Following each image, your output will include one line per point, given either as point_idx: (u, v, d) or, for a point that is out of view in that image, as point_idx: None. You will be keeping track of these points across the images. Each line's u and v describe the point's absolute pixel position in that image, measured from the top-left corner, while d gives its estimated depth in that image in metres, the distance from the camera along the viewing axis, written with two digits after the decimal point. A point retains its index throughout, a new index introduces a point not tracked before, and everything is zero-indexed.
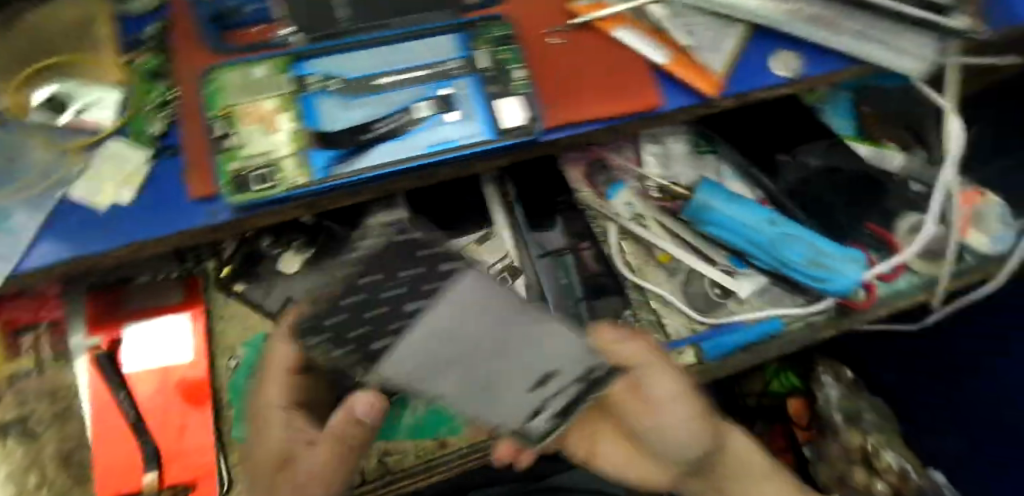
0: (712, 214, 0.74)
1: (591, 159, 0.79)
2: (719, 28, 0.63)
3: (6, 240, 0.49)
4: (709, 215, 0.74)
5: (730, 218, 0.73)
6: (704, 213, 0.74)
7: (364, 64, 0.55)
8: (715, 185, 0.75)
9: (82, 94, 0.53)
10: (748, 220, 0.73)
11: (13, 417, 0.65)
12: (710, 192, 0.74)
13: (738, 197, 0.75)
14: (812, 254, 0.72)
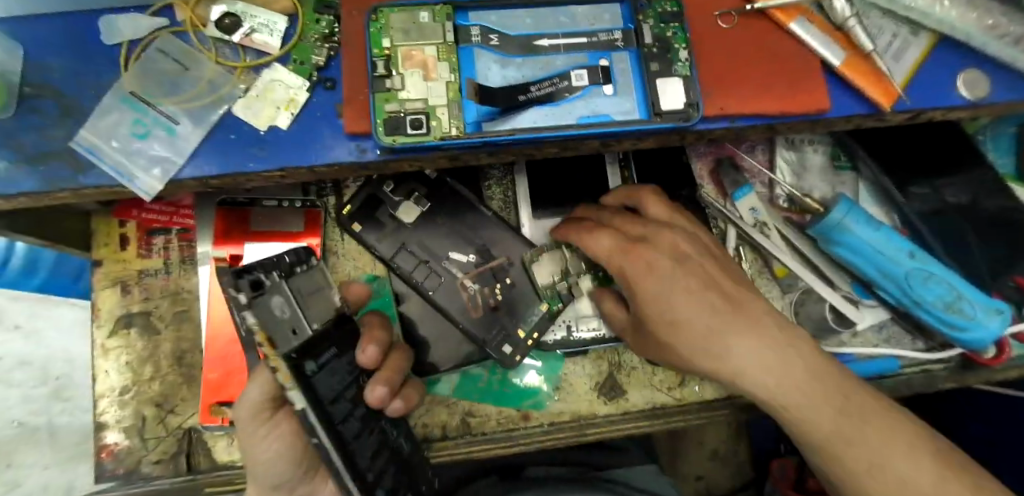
0: (848, 237, 0.68)
1: (722, 155, 0.76)
2: (905, 36, 0.57)
3: (172, 147, 0.52)
4: (844, 236, 0.68)
5: (866, 244, 0.67)
6: (838, 233, 0.68)
7: (526, 22, 0.54)
8: (854, 205, 0.69)
9: (251, 15, 0.54)
10: (885, 249, 0.67)
11: (137, 310, 0.70)
12: (849, 211, 0.67)
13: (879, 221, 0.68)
14: (951, 298, 0.66)
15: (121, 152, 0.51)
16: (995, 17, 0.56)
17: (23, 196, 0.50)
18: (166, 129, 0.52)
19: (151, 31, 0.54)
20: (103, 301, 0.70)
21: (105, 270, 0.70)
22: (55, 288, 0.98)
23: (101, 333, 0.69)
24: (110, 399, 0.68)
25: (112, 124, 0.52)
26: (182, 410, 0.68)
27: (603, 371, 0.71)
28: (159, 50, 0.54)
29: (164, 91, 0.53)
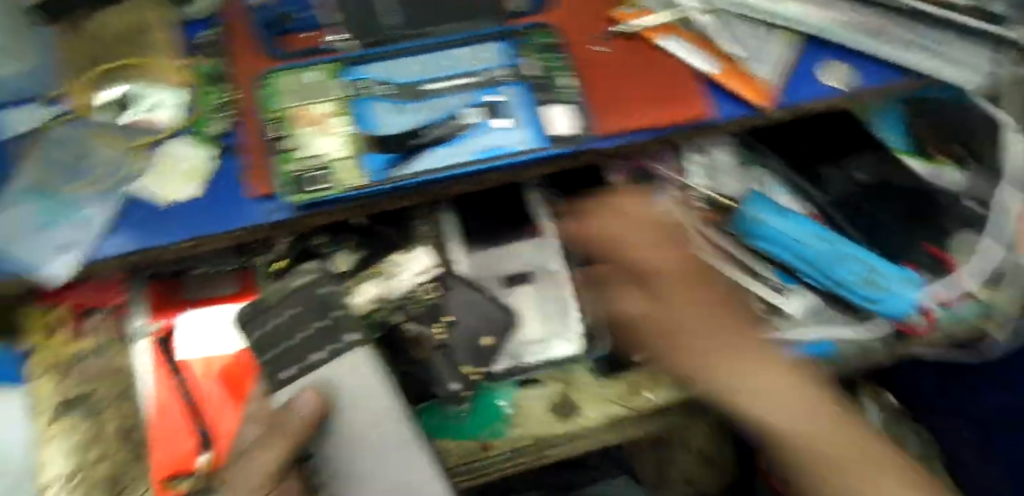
0: (763, 228, 0.74)
1: (633, 166, 0.76)
2: (767, 38, 0.63)
3: (77, 230, 0.51)
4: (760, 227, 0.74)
5: (780, 232, 0.73)
6: (754, 226, 0.74)
7: (412, 69, 0.57)
8: (763, 198, 0.76)
9: (147, 96, 0.57)
10: (797, 234, 0.72)
11: (75, 394, 0.69)
12: (757, 205, 0.75)
13: (790, 212, 0.75)
14: (866, 273, 0.69)
15: (29, 244, 0.51)
16: (847, 13, 0.64)
17: None
18: (70, 215, 0.52)
19: (50, 121, 0.56)
20: (41, 390, 0.69)
21: (38, 358, 0.70)
22: None
23: (40, 422, 0.68)
24: (58, 487, 0.66)
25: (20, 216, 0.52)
26: (134, 489, 0.67)
27: (557, 392, 0.71)
28: (58, 140, 0.55)
29: (65, 179, 0.54)
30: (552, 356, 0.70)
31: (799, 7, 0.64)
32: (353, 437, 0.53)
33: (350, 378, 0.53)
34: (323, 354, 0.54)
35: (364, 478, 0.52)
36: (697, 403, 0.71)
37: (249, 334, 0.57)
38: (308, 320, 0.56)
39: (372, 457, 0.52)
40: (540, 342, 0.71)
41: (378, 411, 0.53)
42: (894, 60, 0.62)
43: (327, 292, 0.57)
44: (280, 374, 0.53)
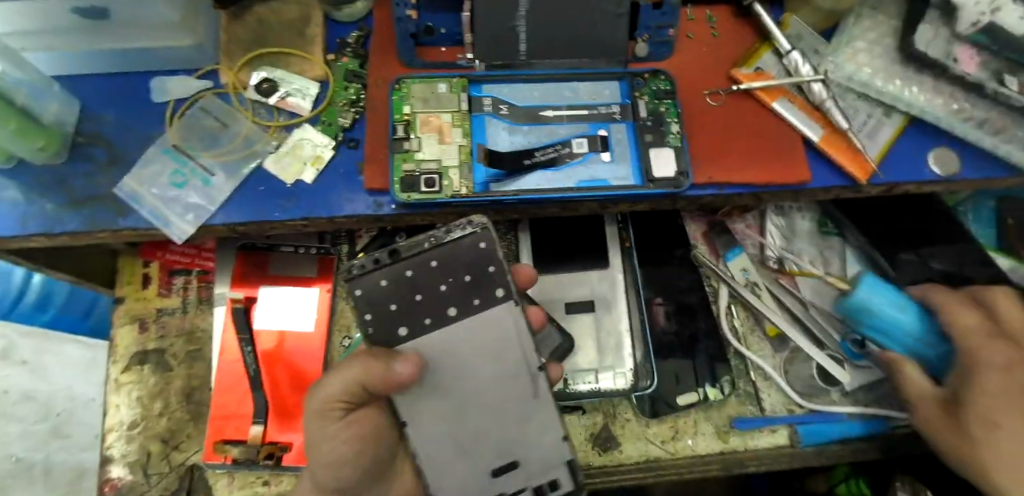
0: (870, 314, 0.67)
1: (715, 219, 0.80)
2: (880, 116, 0.63)
3: (207, 196, 0.56)
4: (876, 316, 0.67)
5: (891, 321, 0.66)
6: (864, 313, 0.67)
7: (533, 94, 0.60)
8: (878, 282, 0.67)
9: (289, 82, 0.60)
10: (910, 328, 0.66)
11: (152, 347, 0.73)
12: (874, 291, 0.66)
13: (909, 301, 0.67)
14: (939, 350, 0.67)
15: (159, 199, 0.56)
16: (960, 102, 0.61)
17: (65, 234, 0.54)
18: (202, 180, 0.57)
19: (198, 91, 0.60)
20: (121, 337, 0.73)
21: (125, 306, 0.74)
22: (65, 324, 1.03)
23: (116, 368, 0.72)
24: (119, 433, 0.70)
25: (154, 173, 0.57)
26: (187, 447, 0.71)
27: (598, 423, 0.73)
28: (202, 108, 0.60)
29: (203, 145, 0.58)
30: (602, 388, 0.72)
31: (916, 89, 0.61)
32: (486, 400, 0.55)
33: (483, 338, 0.53)
34: (462, 310, 0.52)
35: (479, 431, 0.57)
36: (733, 460, 0.72)
37: (376, 284, 0.51)
38: (425, 259, 0.51)
39: (488, 418, 0.56)
40: (593, 373, 0.72)
41: (507, 374, 0.55)
42: (1003, 157, 0.62)
43: (461, 235, 0.51)
44: (383, 316, 0.51)
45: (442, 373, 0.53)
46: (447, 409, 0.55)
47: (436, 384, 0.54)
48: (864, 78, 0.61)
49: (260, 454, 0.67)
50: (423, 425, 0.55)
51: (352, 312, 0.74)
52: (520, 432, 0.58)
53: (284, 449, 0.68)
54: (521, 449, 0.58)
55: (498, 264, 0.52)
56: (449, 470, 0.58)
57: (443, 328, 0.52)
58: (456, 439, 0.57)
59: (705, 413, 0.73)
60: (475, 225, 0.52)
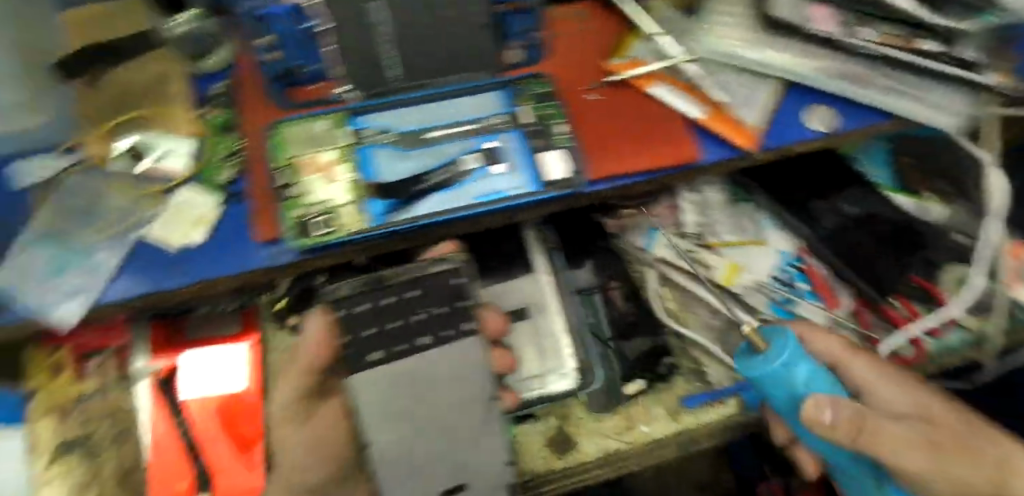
0: (773, 383, 0.56)
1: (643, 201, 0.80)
2: (755, 83, 0.63)
3: (87, 275, 0.53)
4: (770, 367, 0.55)
5: (783, 384, 0.55)
6: (774, 383, 0.55)
7: (412, 118, 0.59)
8: (790, 343, 0.55)
9: (160, 144, 0.58)
10: (796, 382, 0.54)
11: (77, 434, 0.69)
12: (789, 361, 0.54)
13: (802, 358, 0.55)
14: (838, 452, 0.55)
15: (39, 288, 0.53)
16: (822, 60, 0.62)
17: None
18: (81, 259, 0.54)
19: (64, 168, 0.57)
20: (42, 431, 0.69)
21: (40, 399, 0.70)
22: None
23: (40, 463, 0.69)
24: None
25: (28, 262, 0.54)
26: None
27: (553, 427, 0.73)
28: (71, 186, 0.56)
29: (78, 224, 0.55)
30: (547, 391, 0.72)
31: (779, 53, 0.62)
32: (439, 419, 0.52)
33: (444, 368, 0.51)
34: (435, 338, 0.51)
35: (432, 456, 0.53)
36: (685, 438, 0.74)
37: (360, 308, 0.52)
38: (410, 288, 0.53)
39: (439, 442, 0.53)
40: (537, 378, 0.72)
41: (464, 398, 0.53)
42: (871, 103, 0.62)
43: (442, 270, 0.55)
44: (360, 340, 0.50)
45: (403, 395, 0.51)
46: (405, 431, 0.52)
47: (397, 404, 0.51)
48: (730, 50, 0.63)
49: None
50: (379, 439, 0.52)
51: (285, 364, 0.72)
52: (470, 452, 0.54)
53: None
54: (469, 470, 0.54)
55: (470, 299, 0.54)
56: (396, 487, 0.53)
57: (413, 355, 0.50)
58: (408, 460, 0.53)
59: (652, 396, 0.75)
60: (451, 263, 0.56)
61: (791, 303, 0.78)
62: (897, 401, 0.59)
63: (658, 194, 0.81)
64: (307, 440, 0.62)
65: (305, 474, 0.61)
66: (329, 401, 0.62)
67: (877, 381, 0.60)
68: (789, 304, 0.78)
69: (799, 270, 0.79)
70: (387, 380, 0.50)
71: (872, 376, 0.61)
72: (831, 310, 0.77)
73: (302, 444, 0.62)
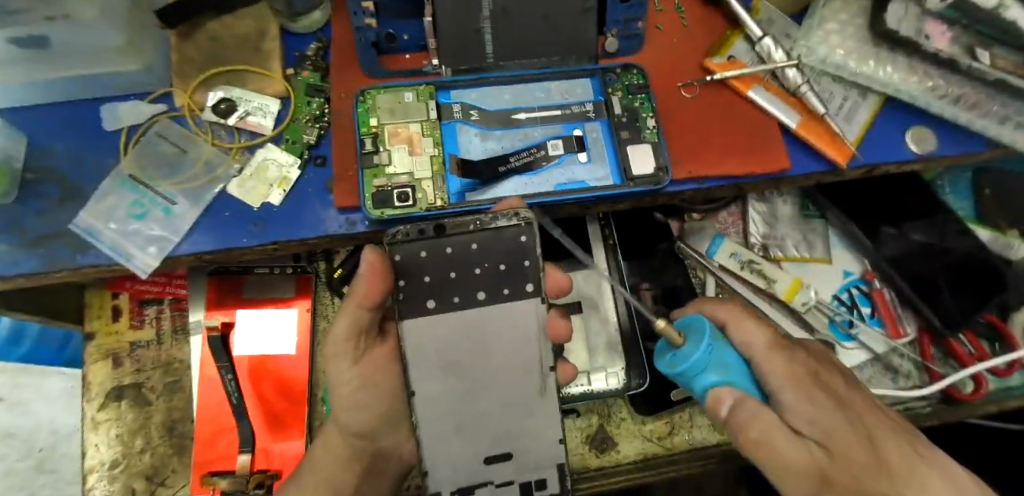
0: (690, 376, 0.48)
1: (718, 205, 0.79)
2: (856, 97, 0.62)
3: (169, 227, 0.54)
4: (685, 363, 0.48)
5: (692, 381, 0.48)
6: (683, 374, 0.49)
7: (503, 98, 0.58)
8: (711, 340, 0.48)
9: (246, 100, 0.58)
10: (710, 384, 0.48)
11: (128, 382, 0.70)
12: (701, 351, 0.47)
13: (720, 355, 0.48)
14: None
15: (120, 234, 0.54)
16: (934, 80, 0.60)
17: (21, 276, 0.52)
18: (164, 209, 0.55)
19: (153, 116, 0.57)
20: (94, 374, 0.70)
21: (95, 343, 0.71)
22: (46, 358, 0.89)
23: (91, 407, 0.69)
24: (100, 473, 0.68)
25: (111, 206, 0.54)
26: (173, 482, 0.68)
27: (594, 424, 0.72)
28: (158, 134, 0.57)
29: (161, 174, 0.56)
30: (594, 389, 0.70)
31: (890, 69, 0.60)
32: (494, 381, 0.52)
33: (499, 324, 0.51)
34: (492, 296, 0.50)
35: (482, 419, 0.52)
36: (728, 449, 0.72)
37: (416, 255, 0.50)
38: (466, 242, 0.50)
39: (492, 405, 0.52)
40: (585, 374, 0.71)
41: (520, 361, 0.52)
42: (978, 132, 0.61)
43: (507, 226, 0.50)
44: (413, 286, 0.50)
45: (457, 349, 0.51)
46: (455, 388, 0.51)
47: (452, 358, 0.51)
48: (838, 60, 0.60)
49: (250, 484, 0.66)
50: (427, 390, 0.51)
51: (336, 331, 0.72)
52: (522, 421, 0.53)
53: (274, 476, 0.67)
54: (518, 440, 0.53)
55: (534, 259, 0.51)
56: (441, 446, 0.52)
57: (470, 310, 0.50)
58: (456, 419, 0.52)
59: (700, 406, 0.72)
60: (520, 219, 0.50)
61: (852, 326, 0.76)
62: (827, 420, 0.46)
63: (728, 200, 0.79)
64: (357, 378, 0.57)
65: (357, 419, 0.59)
66: (375, 349, 0.58)
67: (814, 381, 0.49)
68: (850, 327, 0.76)
69: (862, 293, 0.77)
70: (444, 331, 0.50)
71: (808, 379, 0.49)
72: (895, 338, 0.75)
73: (353, 384, 0.58)
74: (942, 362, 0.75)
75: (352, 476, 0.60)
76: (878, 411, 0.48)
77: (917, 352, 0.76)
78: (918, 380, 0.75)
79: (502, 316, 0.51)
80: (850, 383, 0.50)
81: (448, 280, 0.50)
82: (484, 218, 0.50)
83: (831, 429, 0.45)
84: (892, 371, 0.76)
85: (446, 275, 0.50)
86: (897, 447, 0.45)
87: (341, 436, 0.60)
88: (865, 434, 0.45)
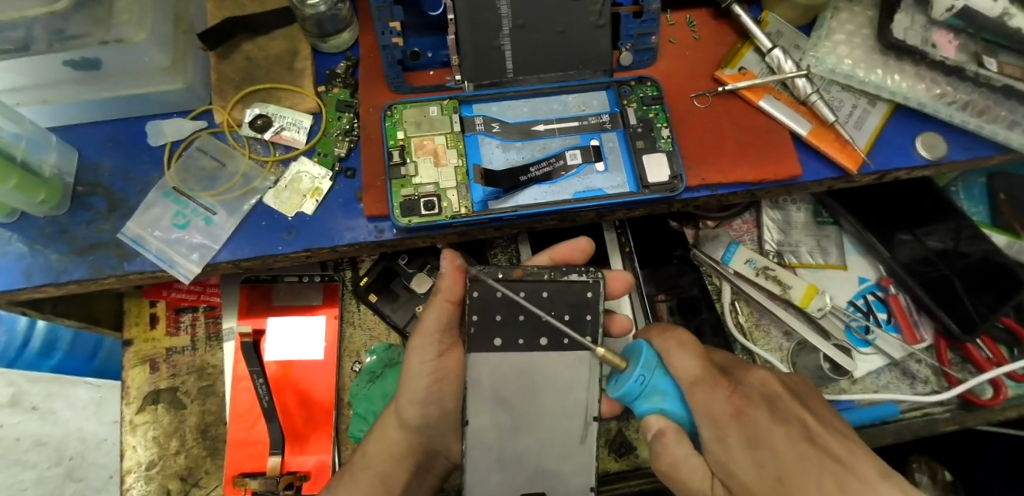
0: (633, 399, 0.52)
1: (744, 207, 0.81)
2: (865, 106, 0.64)
3: (210, 235, 0.57)
4: (624, 387, 0.52)
5: (637, 404, 0.52)
6: (630, 399, 0.52)
7: (523, 110, 0.60)
8: (654, 369, 0.52)
9: (281, 116, 0.62)
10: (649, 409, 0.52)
11: (165, 386, 0.73)
12: (643, 377, 0.52)
13: (661, 382, 0.52)
14: None
15: (163, 242, 0.57)
16: (942, 87, 0.62)
17: (72, 282, 0.56)
18: (204, 219, 0.58)
19: (194, 131, 0.61)
20: (133, 379, 0.73)
21: (134, 349, 0.74)
22: (72, 366, 0.87)
23: (129, 409, 0.72)
24: (137, 474, 0.71)
25: (155, 216, 0.58)
26: (205, 483, 0.71)
27: (613, 429, 0.73)
28: (199, 148, 0.61)
29: (201, 185, 0.59)
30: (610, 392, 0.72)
31: (898, 77, 0.62)
32: (539, 416, 0.56)
33: (557, 372, 0.56)
34: (552, 342, 0.56)
35: (524, 453, 0.56)
36: None
37: (491, 294, 0.56)
38: (538, 289, 0.56)
39: (532, 435, 0.56)
40: None
41: (568, 408, 0.56)
42: (988, 136, 0.63)
43: (576, 280, 0.57)
44: (485, 323, 0.56)
45: (513, 387, 0.56)
46: (505, 418, 0.56)
47: (504, 393, 0.56)
48: (847, 69, 0.62)
49: (280, 485, 0.68)
50: (480, 421, 0.55)
51: (362, 336, 0.74)
52: (558, 463, 0.57)
53: (304, 478, 0.69)
54: (552, 478, 0.57)
55: (596, 313, 0.57)
56: (484, 478, 0.56)
57: (531, 351, 0.56)
58: (498, 453, 0.56)
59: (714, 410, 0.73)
60: (590, 276, 0.57)
61: (868, 332, 0.76)
62: (733, 463, 0.46)
63: (743, 207, 0.81)
64: (434, 371, 0.61)
65: (414, 417, 0.62)
66: (454, 349, 0.62)
67: (733, 420, 0.48)
68: (866, 332, 0.76)
69: (878, 299, 0.78)
70: (506, 365, 0.56)
71: (727, 418, 0.48)
72: (911, 344, 0.75)
73: (429, 376, 0.61)
74: (959, 367, 0.76)
75: (382, 464, 0.63)
76: (802, 445, 0.45)
77: (934, 357, 0.76)
78: (936, 386, 0.75)
79: (562, 359, 0.56)
80: (776, 416, 0.48)
81: (515, 323, 0.56)
82: (556, 270, 0.57)
83: (734, 473, 0.46)
84: (908, 376, 0.76)
85: (516, 318, 0.56)
86: (815, 486, 0.42)
87: (399, 430, 0.63)
88: (774, 478, 0.44)
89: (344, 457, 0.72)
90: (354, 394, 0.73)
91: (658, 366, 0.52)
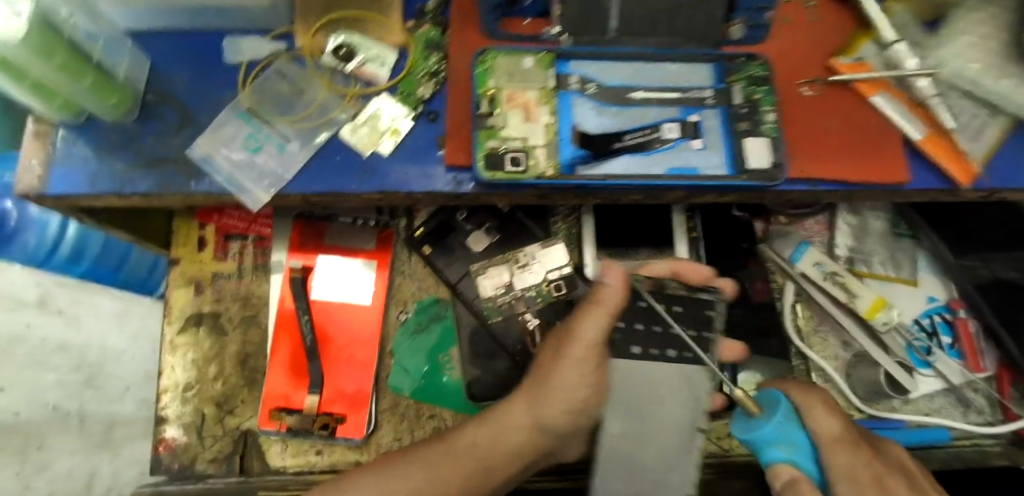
0: (765, 448, 0.48)
1: (818, 209, 0.77)
2: (985, 117, 0.59)
3: (282, 162, 0.55)
4: (757, 431, 0.48)
5: (767, 452, 0.48)
6: (759, 446, 0.48)
7: (623, 74, 0.57)
8: (789, 421, 0.48)
9: (366, 47, 0.58)
10: (779, 459, 0.48)
11: (207, 310, 0.73)
12: (783, 426, 0.48)
13: (796, 436, 0.48)
14: None
15: (235, 164, 0.55)
16: None
17: (136, 195, 0.54)
18: (278, 146, 0.56)
19: (273, 52, 0.58)
20: (176, 299, 0.74)
21: (180, 269, 0.75)
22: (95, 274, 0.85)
23: (171, 329, 0.73)
24: (173, 394, 0.71)
25: (228, 136, 0.55)
26: (241, 412, 0.71)
27: None
28: (277, 71, 0.58)
29: (278, 111, 0.57)
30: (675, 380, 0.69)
31: None
32: (661, 432, 0.55)
33: (670, 382, 0.56)
34: (674, 355, 0.57)
35: (639, 464, 0.55)
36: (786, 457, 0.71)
37: (634, 303, 0.59)
38: (670, 303, 0.60)
39: (651, 451, 0.55)
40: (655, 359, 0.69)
41: (683, 423, 0.55)
42: None
43: (704, 299, 0.61)
44: (628, 331, 0.58)
45: (639, 394, 0.56)
46: (632, 427, 0.55)
47: (634, 404, 0.56)
48: (973, 75, 0.57)
49: (316, 424, 0.67)
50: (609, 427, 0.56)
51: (411, 286, 0.73)
52: (667, 475, 0.55)
53: (340, 420, 0.68)
54: (656, 488, 0.55)
55: (714, 334, 0.59)
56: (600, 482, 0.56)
57: (662, 363, 0.56)
58: (619, 461, 0.56)
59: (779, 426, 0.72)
60: (712, 297, 0.61)
61: (930, 353, 0.73)
62: None
63: (818, 207, 0.77)
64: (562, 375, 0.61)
65: None
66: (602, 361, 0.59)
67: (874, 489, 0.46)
68: (928, 353, 0.73)
69: (945, 321, 0.75)
70: (641, 375, 0.56)
71: (868, 484, 0.46)
72: (973, 371, 0.73)
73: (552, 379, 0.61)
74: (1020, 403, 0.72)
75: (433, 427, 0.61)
76: None
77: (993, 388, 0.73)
78: (992, 417, 0.73)
79: (687, 377, 0.56)
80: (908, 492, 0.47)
81: (648, 333, 0.58)
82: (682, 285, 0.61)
83: None
84: (964, 404, 0.74)
85: (638, 325, 0.58)
86: None
87: None
88: None
89: (381, 407, 0.71)
90: (397, 347, 0.72)
91: (797, 420, 0.49)
